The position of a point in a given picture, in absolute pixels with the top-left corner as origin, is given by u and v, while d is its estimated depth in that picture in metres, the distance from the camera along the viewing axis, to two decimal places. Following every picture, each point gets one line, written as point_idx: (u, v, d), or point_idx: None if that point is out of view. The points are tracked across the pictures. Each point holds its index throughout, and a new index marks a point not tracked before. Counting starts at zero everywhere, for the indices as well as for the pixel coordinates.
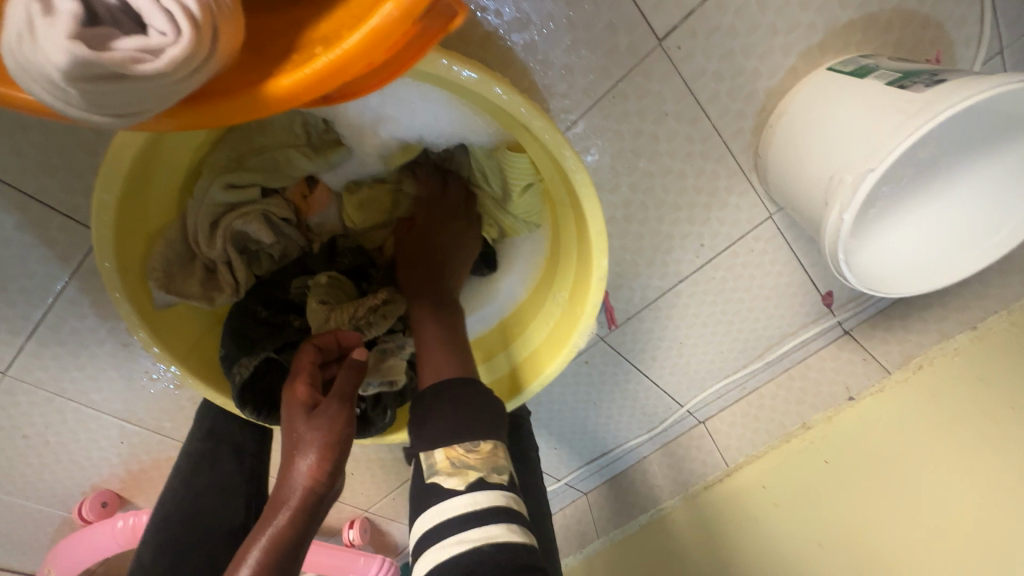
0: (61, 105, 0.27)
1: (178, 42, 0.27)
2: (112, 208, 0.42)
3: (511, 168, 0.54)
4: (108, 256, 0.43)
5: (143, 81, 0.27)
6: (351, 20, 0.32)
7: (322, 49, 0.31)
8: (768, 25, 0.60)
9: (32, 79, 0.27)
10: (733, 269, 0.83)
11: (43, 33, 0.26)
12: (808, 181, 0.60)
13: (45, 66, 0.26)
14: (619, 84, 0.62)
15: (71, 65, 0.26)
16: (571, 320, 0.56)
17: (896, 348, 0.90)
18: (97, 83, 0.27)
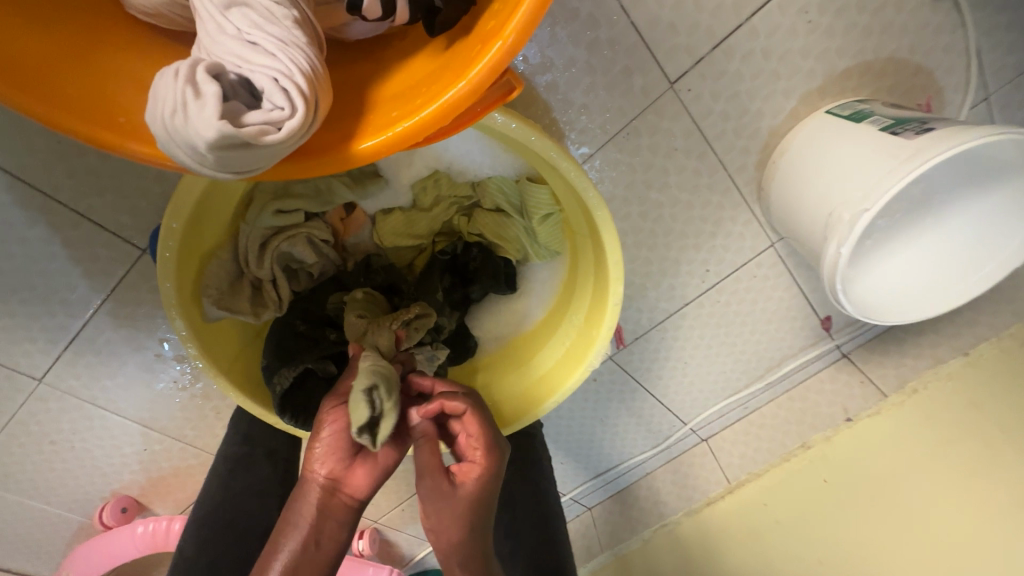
0: (195, 167, 0.29)
1: (296, 117, 0.28)
2: (178, 234, 0.46)
3: (533, 201, 0.58)
4: (169, 276, 0.47)
5: (267, 150, 0.28)
6: (426, 83, 0.32)
7: (398, 114, 0.31)
8: (771, 71, 0.65)
9: (175, 146, 0.28)
10: (737, 294, 0.87)
11: (192, 111, 0.27)
12: (809, 216, 0.64)
13: (190, 137, 0.27)
14: (632, 122, 0.67)
15: (215, 139, 0.27)
16: (588, 343, 0.60)
17: (892, 372, 0.94)
18: (229, 152, 0.28)
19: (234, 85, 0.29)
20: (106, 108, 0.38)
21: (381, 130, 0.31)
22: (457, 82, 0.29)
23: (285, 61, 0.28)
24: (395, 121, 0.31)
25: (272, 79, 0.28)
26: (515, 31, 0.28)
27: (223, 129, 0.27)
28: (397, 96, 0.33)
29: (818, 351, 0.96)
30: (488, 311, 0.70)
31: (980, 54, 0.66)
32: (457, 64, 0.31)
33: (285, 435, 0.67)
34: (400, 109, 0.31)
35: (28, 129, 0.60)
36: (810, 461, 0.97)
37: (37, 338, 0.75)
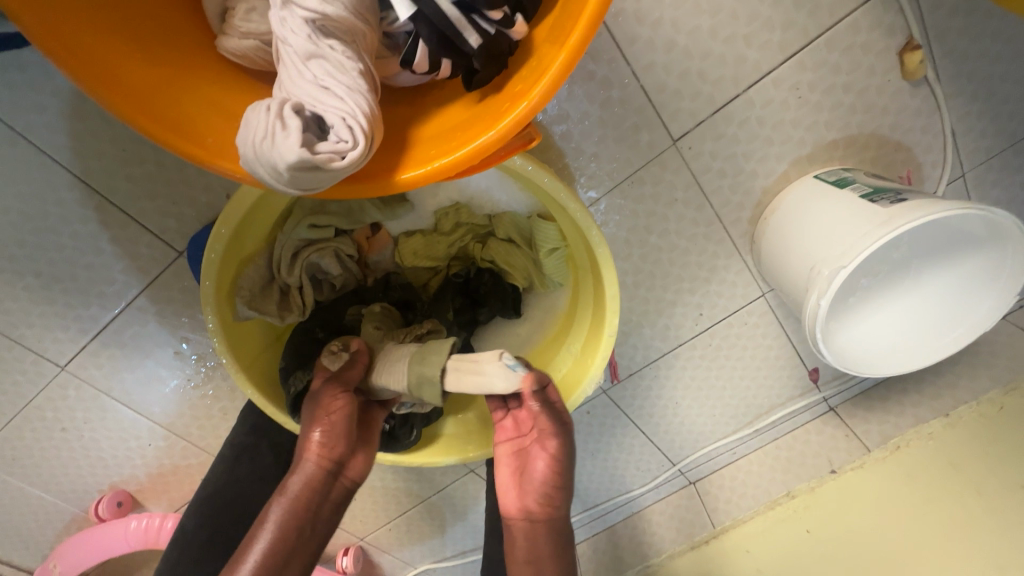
0: (272, 183, 0.34)
1: (357, 149, 0.34)
2: (224, 239, 0.52)
3: (542, 236, 0.64)
4: (212, 276, 0.53)
5: (333, 173, 0.34)
6: (461, 127, 0.38)
7: (437, 152, 0.37)
8: (765, 137, 0.72)
9: (259, 164, 0.33)
10: (728, 339, 0.91)
11: (279, 139, 0.32)
12: (794, 270, 0.69)
13: (273, 159, 0.33)
14: (637, 172, 0.74)
15: (294, 163, 0.32)
16: (583, 370, 0.65)
17: (876, 428, 0.97)
18: (301, 173, 0.33)
19: (310, 119, 0.35)
20: (194, 128, 0.44)
21: (421, 164, 0.37)
22: (488, 131, 0.35)
23: (351, 104, 0.34)
24: (433, 158, 0.37)
25: (340, 117, 0.34)
26: (539, 96, 0.34)
27: (302, 155, 0.32)
28: (435, 136, 0.39)
29: (805, 402, 0.99)
30: (492, 335, 0.75)
31: (955, 136, 0.73)
32: (488, 116, 0.37)
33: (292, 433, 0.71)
34: (438, 148, 0.38)
35: (97, 137, 0.67)
36: (794, 511, 0.99)
37: (70, 326, 0.80)
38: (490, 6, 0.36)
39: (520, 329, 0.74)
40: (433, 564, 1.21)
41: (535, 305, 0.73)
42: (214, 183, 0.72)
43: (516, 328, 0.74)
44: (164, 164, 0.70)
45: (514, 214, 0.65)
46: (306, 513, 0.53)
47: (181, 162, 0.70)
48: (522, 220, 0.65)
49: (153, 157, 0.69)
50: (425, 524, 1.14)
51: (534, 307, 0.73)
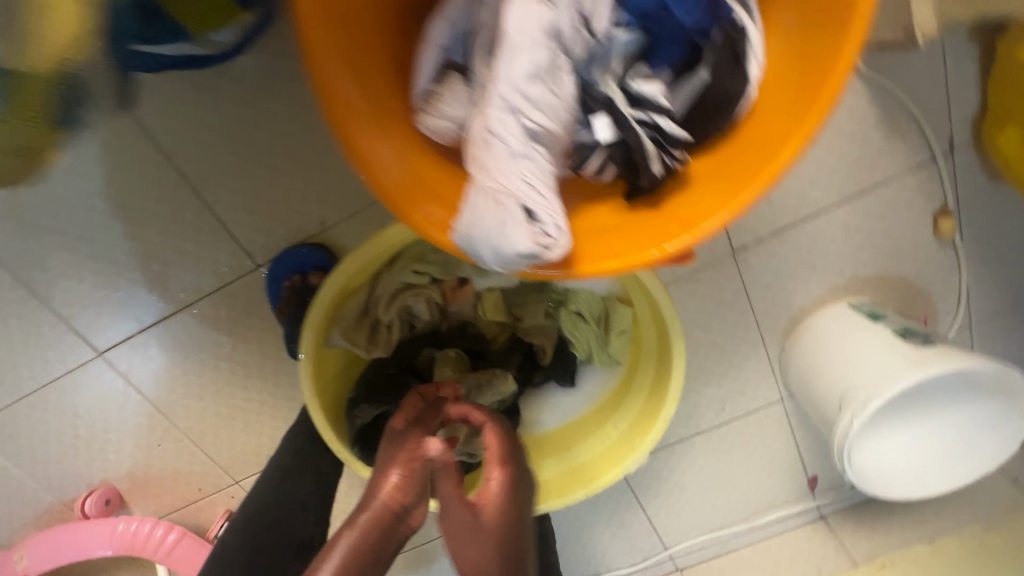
0: (489, 262, 0.39)
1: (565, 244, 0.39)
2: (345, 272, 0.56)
3: (616, 317, 0.70)
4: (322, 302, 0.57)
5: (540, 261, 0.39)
6: (626, 233, 0.43)
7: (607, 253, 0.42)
8: (810, 263, 0.81)
9: (484, 251, 0.38)
10: (742, 434, 0.97)
11: (511, 233, 0.37)
12: (827, 386, 0.77)
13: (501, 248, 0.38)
14: (696, 271, 0.81)
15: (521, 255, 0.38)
16: (631, 447, 0.70)
17: (863, 543, 1.02)
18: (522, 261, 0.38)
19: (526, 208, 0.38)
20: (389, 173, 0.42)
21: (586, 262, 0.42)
22: (657, 249, 0.40)
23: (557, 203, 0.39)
24: (604, 258, 0.42)
25: (552, 215, 0.39)
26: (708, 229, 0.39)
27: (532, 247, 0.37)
28: (595, 234, 0.45)
29: (799, 509, 1.05)
30: (535, 396, 0.78)
31: (970, 293, 0.84)
32: (654, 231, 0.42)
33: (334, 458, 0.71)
34: (602, 249, 0.43)
35: (219, 149, 0.71)
36: None
37: (126, 314, 0.80)
38: (677, 143, 0.42)
39: (565, 396, 0.78)
40: None
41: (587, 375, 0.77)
42: (311, 209, 0.76)
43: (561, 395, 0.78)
44: (269, 182, 0.74)
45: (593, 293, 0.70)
46: (378, 547, 0.49)
47: (286, 184, 0.74)
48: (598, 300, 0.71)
49: (263, 175, 0.73)
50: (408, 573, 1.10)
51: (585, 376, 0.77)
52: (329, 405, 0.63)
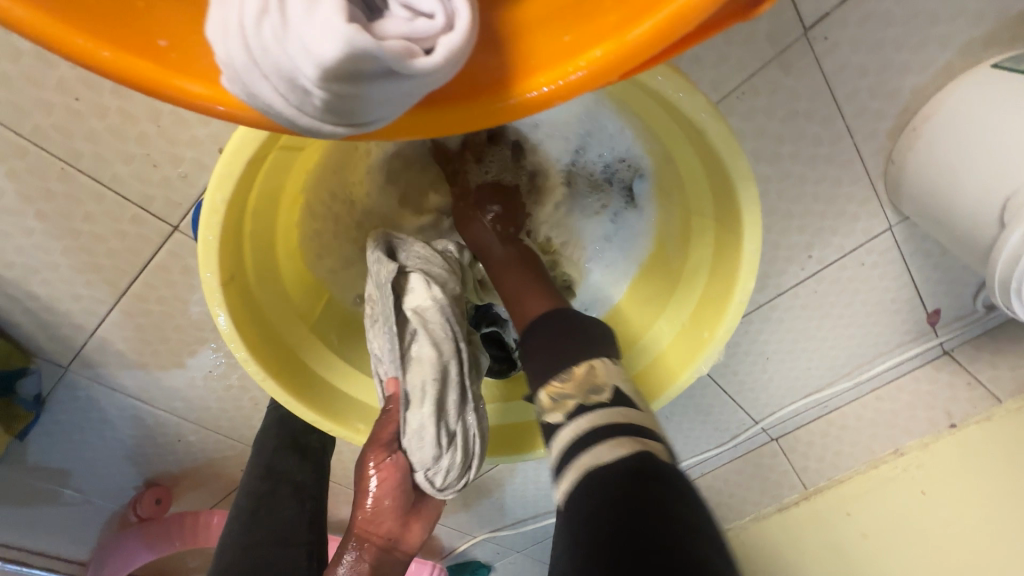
0: (292, 111, 0.23)
1: (453, 32, 0.23)
2: (224, 211, 0.39)
3: (595, 149, 0.54)
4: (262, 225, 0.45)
5: (407, 83, 0.23)
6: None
7: (582, 43, 0.26)
8: (930, 15, 0.53)
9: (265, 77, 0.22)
10: (838, 283, 0.75)
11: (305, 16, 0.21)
12: (969, 202, 0.55)
13: (289, 60, 0.22)
14: (751, 79, 0.56)
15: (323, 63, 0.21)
16: (695, 346, 0.51)
17: (1008, 373, 0.82)
18: (347, 83, 0.22)
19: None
20: (137, 19, 0.27)
21: (561, 59, 0.26)
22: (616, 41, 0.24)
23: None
24: (574, 48, 0.26)
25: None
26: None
27: (353, 43, 0.21)
28: (547, 19, 0.27)
29: (916, 350, 0.85)
30: (587, 284, 0.61)
31: None
32: (619, 9, 0.25)
33: (313, 466, 0.62)
34: (571, 35, 0.26)
35: (35, 80, 0.50)
36: (904, 470, 0.87)
37: (63, 322, 0.67)
38: None
39: (610, 276, 0.61)
40: (490, 534, 1.14)
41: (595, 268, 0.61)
42: (201, 133, 0.55)
43: (612, 276, 0.60)
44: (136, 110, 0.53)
45: (545, 155, 0.57)
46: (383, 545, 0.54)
47: (154, 105, 0.53)
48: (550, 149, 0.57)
49: (120, 106, 0.52)
50: (480, 500, 1.05)
51: (587, 244, 0.61)
52: (291, 372, 0.50)
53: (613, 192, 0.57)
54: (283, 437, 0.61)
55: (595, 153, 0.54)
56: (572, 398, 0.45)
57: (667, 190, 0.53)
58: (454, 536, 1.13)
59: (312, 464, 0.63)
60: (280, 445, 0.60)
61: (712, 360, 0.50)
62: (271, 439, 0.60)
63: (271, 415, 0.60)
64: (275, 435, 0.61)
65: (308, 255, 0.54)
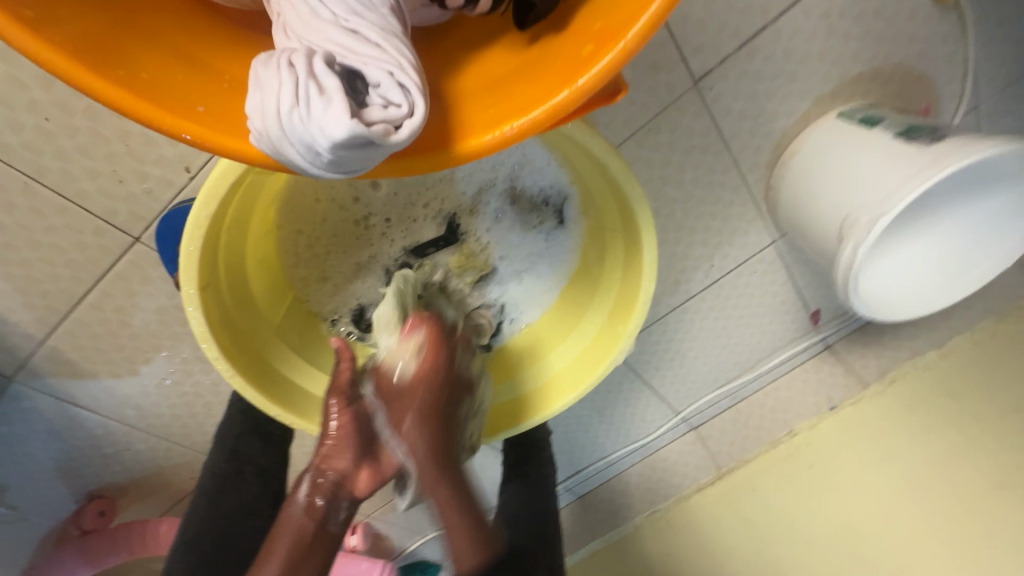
0: (304, 165, 0.27)
1: (415, 116, 0.28)
2: (206, 226, 0.44)
3: (527, 178, 0.62)
4: (233, 240, 0.51)
5: (387, 151, 0.28)
6: (539, 77, 0.29)
7: (498, 115, 0.29)
8: (790, 74, 0.67)
9: (285, 142, 0.26)
10: (737, 288, 0.89)
11: (317, 107, 0.26)
12: (823, 221, 0.67)
13: (303, 134, 0.26)
14: (655, 119, 0.67)
15: (331, 138, 0.26)
16: (612, 341, 0.61)
17: (874, 361, 0.98)
18: (348, 151, 0.27)
19: (343, 75, 0.28)
20: (178, 92, 0.31)
21: (484, 128, 0.29)
22: (523, 116, 0.27)
23: (394, 53, 0.28)
24: (495, 120, 0.29)
25: (386, 71, 0.28)
26: (583, 88, 0.26)
27: (352, 130, 0.26)
28: (481, 94, 0.31)
29: (803, 344, 0.98)
30: (521, 291, 0.69)
31: (976, 66, 0.71)
32: (531, 93, 0.29)
33: (275, 451, 0.66)
34: (496, 109, 0.30)
35: (5, 100, 0.53)
36: (797, 447, 1.02)
37: (13, 331, 0.68)
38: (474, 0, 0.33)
39: (543, 283, 0.69)
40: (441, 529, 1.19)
41: (532, 278, 0.68)
42: (167, 153, 0.59)
43: (543, 283, 0.69)
44: (105, 131, 0.57)
45: (484, 179, 0.63)
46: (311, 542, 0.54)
47: (123, 127, 0.57)
48: (481, 181, 0.63)
49: (88, 126, 0.56)
50: None
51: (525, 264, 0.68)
52: (256, 369, 0.55)
53: (546, 210, 0.65)
54: (248, 423, 0.65)
55: (528, 178, 0.62)
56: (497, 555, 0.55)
57: (590, 210, 0.62)
58: (405, 534, 1.18)
59: (274, 448, 0.67)
60: (245, 430, 0.65)
61: (628, 350, 0.61)
62: (236, 426, 0.65)
63: (236, 403, 0.65)
64: (239, 422, 0.65)
65: (269, 266, 0.59)
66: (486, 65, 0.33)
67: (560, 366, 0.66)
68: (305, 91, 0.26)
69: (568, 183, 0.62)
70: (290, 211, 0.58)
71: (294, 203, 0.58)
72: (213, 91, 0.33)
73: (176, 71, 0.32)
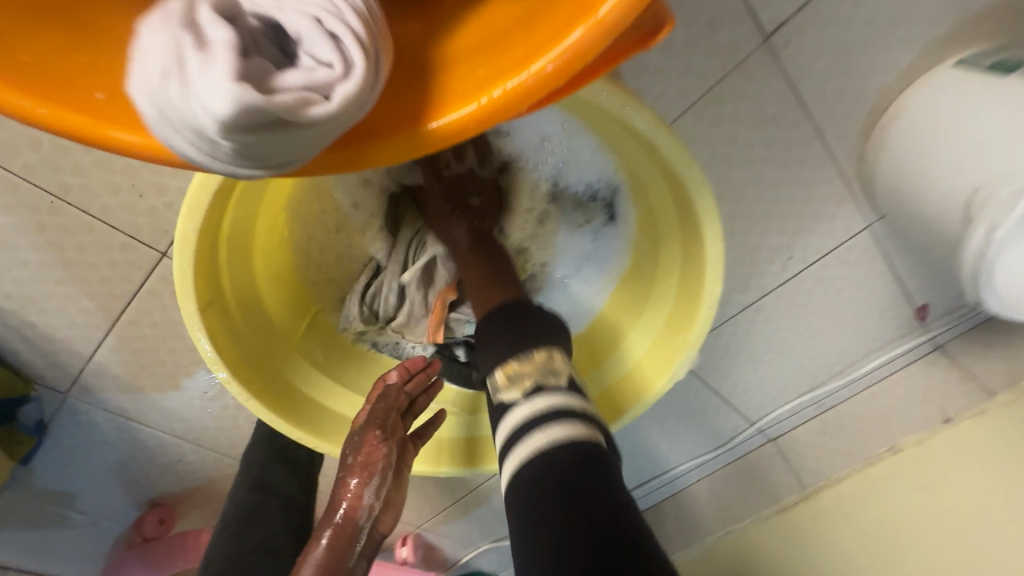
0: (202, 157, 0.23)
1: (349, 79, 0.23)
2: (197, 241, 0.40)
3: (564, 167, 0.54)
4: (232, 253, 0.47)
5: (313, 129, 0.23)
6: (541, 23, 0.22)
7: (491, 76, 0.22)
8: (889, 18, 0.54)
9: (173, 127, 0.22)
10: (822, 282, 0.76)
11: (199, 78, 0.22)
12: (936, 200, 0.54)
13: (191, 115, 0.22)
14: (717, 87, 0.57)
15: (226, 115, 0.21)
16: (671, 351, 0.52)
17: (1000, 367, 0.82)
18: (250, 132, 0.22)
19: (251, 41, 0.24)
20: (96, 85, 0.29)
21: (473, 93, 0.23)
22: (526, 69, 0.21)
23: (317, 8, 0.24)
24: (486, 83, 0.22)
25: (302, 32, 0.23)
26: (605, 21, 0.20)
27: (240, 100, 0.21)
28: (472, 54, 0.25)
29: (909, 346, 0.84)
30: (563, 293, 0.61)
31: None
32: (531, 41, 0.22)
33: (300, 481, 0.63)
34: (487, 68, 0.23)
35: None
36: (902, 466, 0.87)
37: (62, 349, 0.70)
38: None
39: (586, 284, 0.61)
40: (495, 543, 1.14)
41: (574, 277, 0.60)
42: None
43: (585, 284, 0.61)
44: None
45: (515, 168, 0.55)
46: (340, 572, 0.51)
47: None
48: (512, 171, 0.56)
49: None
50: (482, 508, 1.06)
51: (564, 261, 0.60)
52: (275, 390, 0.51)
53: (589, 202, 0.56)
54: (271, 451, 0.62)
55: (565, 164, 0.54)
56: (527, 375, 0.47)
57: (642, 198, 0.52)
58: (457, 546, 1.13)
59: (300, 478, 0.64)
60: (267, 458, 0.62)
61: (691, 362, 0.51)
62: (260, 453, 0.62)
63: (265, 422, 0.62)
64: (263, 449, 0.62)
65: (289, 278, 0.55)
66: (479, 18, 0.26)
67: (612, 380, 0.57)
68: (189, 63, 0.22)
69: (613, 167, 0.52)
70: (304, 220, 0.54)
71: (307, 209, 0.53)
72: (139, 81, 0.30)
73: (98, 60, 0.30)
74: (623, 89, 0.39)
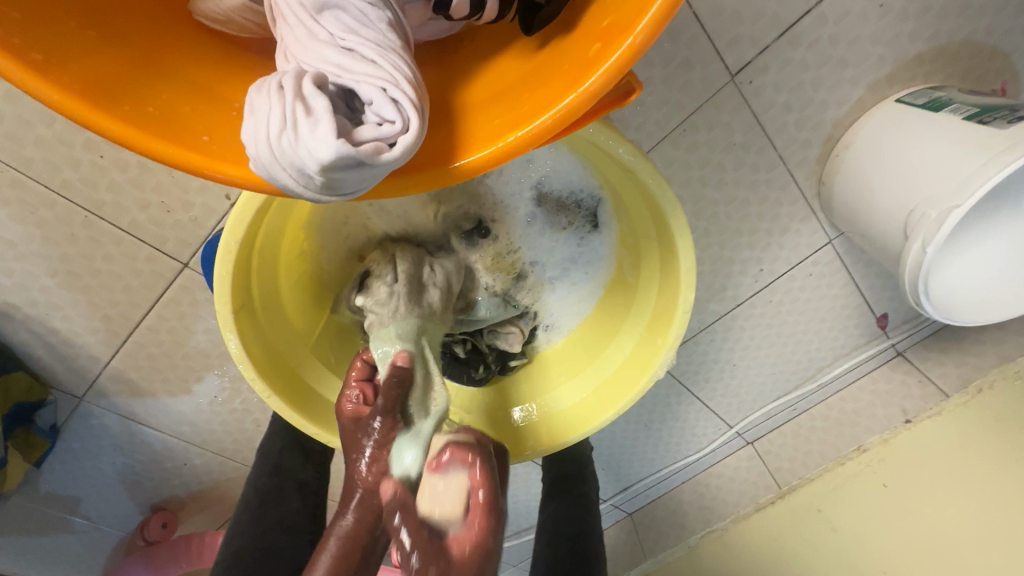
0: (303, 190, 0.28)
1: (410, 131, 0.28)
2: (235, 251, 0.46)
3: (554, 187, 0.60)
4: (261, 265, 0.52)
5: (383, 169, 0.28)
6: (545, 84, 0.28)
7: (506, 123, 0.28)
8: (839, 60, 0.62)
9: (283, 167, 0.27)
10: (791, 293, 0.83)
11: (308, 131, 0.26)
12: (883, 218, 0.61)
13: (301, 160, 0.27)
14: (691, 118, 0.64)
15: (330, 159, 0.26)
16: (651, 352, 0.58)
17: (953, 370, 0.89)
18: (343, 171, 0.27)
19: (336, 95, 0.29)
20: (189, 124, 0.33)
21: (490, 137, 0.28)
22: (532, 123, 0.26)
23: (389, 69, 0.29)
24: (501, 129, 0.28)
25: (380, 89, 0.28)
26: (592, 89, 0.25)
27: (341, 150, 0.26)
28: (490, 102, 0.31)
29: (872, 351, 0.91)
30: (554, 299, 0.67)
31: None
32: (537, 98, 0.28)
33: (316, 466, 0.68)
34: (502, 117, 0.29)
35: (65, 141, 0.58)
36: (867, 465, 0.93)
37: (81, 354, 0.73)
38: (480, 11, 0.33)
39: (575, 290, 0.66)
40: None
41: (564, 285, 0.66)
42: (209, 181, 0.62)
43: (575, 291, 0.66)
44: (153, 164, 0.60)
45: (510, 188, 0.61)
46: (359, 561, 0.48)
47: None
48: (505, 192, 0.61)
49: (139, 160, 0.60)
50: None
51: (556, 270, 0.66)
52: (294, 388, 0.56)
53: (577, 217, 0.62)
54: (289, 439, 0.67)
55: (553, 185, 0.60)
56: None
57: (623, 213, 0.59)
58: None
59: (316, 465, 0.69)
60: (286, 446, 0.67)
61: (670, 362, 0.57)
62: (278, 442, 0.67)
63: (278, 420, 0.67)
64: (281, 438, 0.67)
65: (309, 286, 0.61)
66: (495, 72, 0.32)
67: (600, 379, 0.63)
68: (298, 118, 0.27)
69: (598, 186, 0.59)
70: (323, 233, 0.59)
71: (326, 225, 0.59)
72: (220, 121, 0.35)
73: (187, 103, 0.35)
74: (605, 123, 0.46)
